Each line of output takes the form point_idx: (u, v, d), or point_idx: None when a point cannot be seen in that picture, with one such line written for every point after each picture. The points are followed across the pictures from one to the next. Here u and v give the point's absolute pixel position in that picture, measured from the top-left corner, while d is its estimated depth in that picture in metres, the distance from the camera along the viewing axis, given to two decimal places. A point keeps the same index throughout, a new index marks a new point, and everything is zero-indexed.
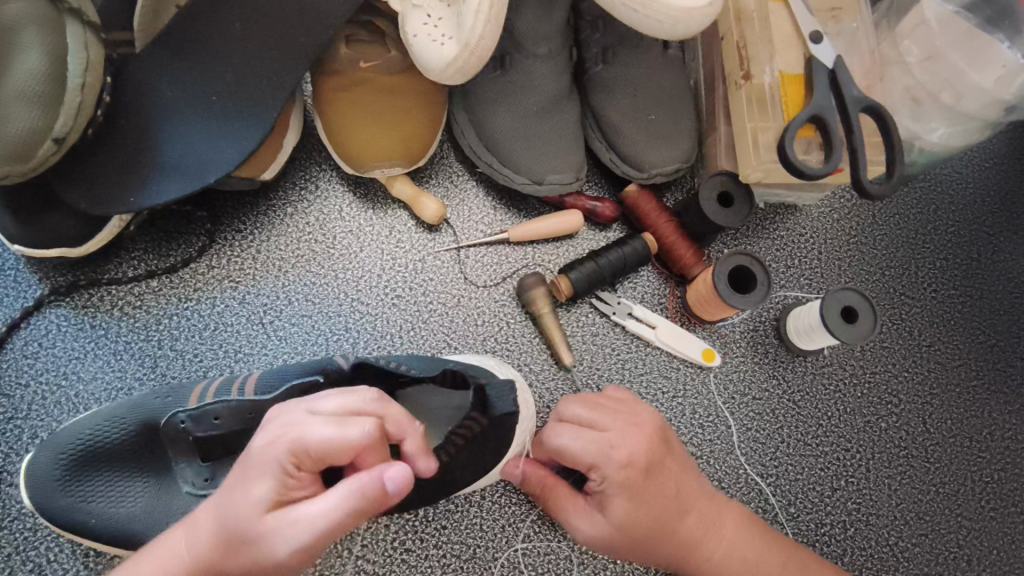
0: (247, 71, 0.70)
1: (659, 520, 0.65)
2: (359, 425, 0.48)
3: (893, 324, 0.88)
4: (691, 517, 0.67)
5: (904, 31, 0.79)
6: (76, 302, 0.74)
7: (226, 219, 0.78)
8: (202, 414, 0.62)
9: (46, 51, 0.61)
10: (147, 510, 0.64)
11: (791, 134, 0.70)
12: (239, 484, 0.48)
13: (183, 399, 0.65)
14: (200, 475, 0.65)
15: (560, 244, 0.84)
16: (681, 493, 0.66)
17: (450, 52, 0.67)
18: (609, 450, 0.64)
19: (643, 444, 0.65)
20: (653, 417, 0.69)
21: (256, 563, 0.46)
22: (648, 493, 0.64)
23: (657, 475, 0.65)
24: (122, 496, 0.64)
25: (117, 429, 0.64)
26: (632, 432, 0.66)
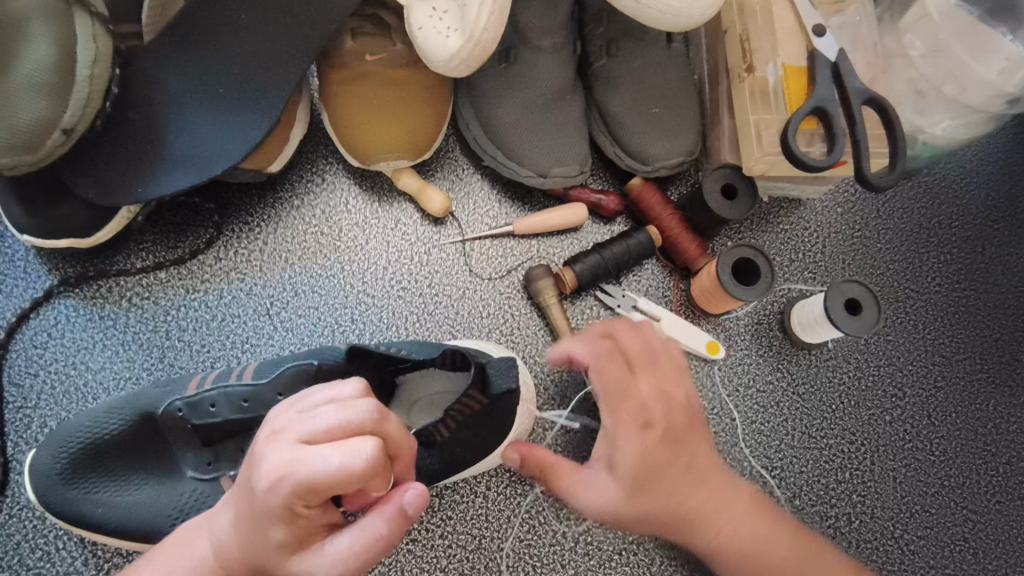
0: (255, 64, 0.71)
1: (667, 487, 0.63)
2: (360, 453, 0.44)
3: (898, 318, 0.88)
4: (700, 487, 0.64)
5: (906, 24, 0.80)
6: (86, 293, 0.74)
7: (233, 211, 0.78)
8: (199, 402, 0.63)
9: (56, 42, 0.63)
10: (152, 498, 0.64)
11: (793, 126, 0.70)
12: (257, 515, 0.48)
13: (182, 387, 0.66)
14: (203, 460, 0.66)
15: (564, 237, 0.84)
16: (696, 463, 0.64)
17: (455, 44, 0.67)
18: (639, 399, 0.63)
19: (665, 409, 0.64)
20: (685, 385, 0.66)
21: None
22: (661, 459, 0.62)
23: (674, 442, 0.63)
24: (127, 485, 0.65)
25: (118, 418, 0.64)
26: (655, 392, 0.64)
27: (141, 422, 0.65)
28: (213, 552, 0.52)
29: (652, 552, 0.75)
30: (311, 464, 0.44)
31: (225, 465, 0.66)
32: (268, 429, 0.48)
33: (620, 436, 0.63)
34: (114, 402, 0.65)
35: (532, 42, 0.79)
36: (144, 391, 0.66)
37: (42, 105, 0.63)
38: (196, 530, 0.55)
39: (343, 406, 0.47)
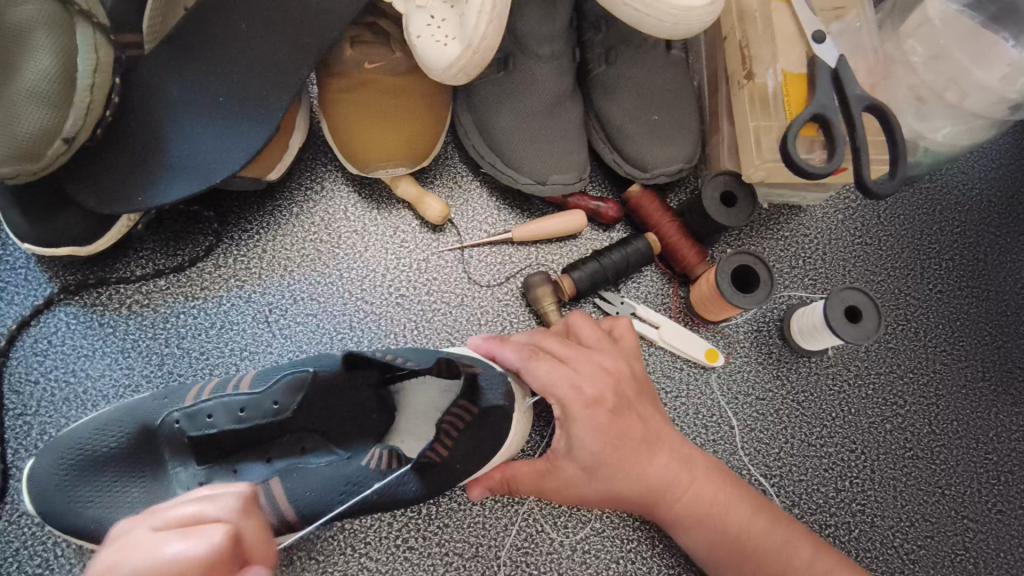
0: (253, 73, 0.71)
1: (628, 459, 0.64)
2: (212, 537, 0.40)
3: (899, 325, 0.88)
4: (659, 456, 0.65)
5: (907, 32, 0.79)
6: (86, 300, 0.75)
7: (232, 219, 0.79)
8: (196, 412, 0.64)
9: (58, 52, 0.63)
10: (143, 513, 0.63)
11: (792, 134, 0.70)
12: None
13: (179, 399, 0.66)
14: (196, 478, 0.65)
15: (563, 244, 0.84)
16: (649, 432, 0.66)
17: (453, 52, 0.67)
18: (577, 384, 0.63)
19: (611, 385, 0.65)
20: (622, 358, 0.69)
21: None
22: (618, 432, 0.63)
23: (624, 415, 0.64)
24: (119, 498, 0.63)
25: (112, 432, 0.64)
26: (597, 369, 0.65)
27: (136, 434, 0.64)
28: None
29: (650, 560, 0.75)
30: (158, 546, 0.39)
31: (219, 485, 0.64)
32: (113, 537, 0.42)
33: (573, 421, 0.62)
34: (109, 416, 0.65)
35: (531, 49, 0.79)
36: (136, 406, 0.66)
37: (45, 115, 0.63)
38: None
39: (212, 502, 0.45)
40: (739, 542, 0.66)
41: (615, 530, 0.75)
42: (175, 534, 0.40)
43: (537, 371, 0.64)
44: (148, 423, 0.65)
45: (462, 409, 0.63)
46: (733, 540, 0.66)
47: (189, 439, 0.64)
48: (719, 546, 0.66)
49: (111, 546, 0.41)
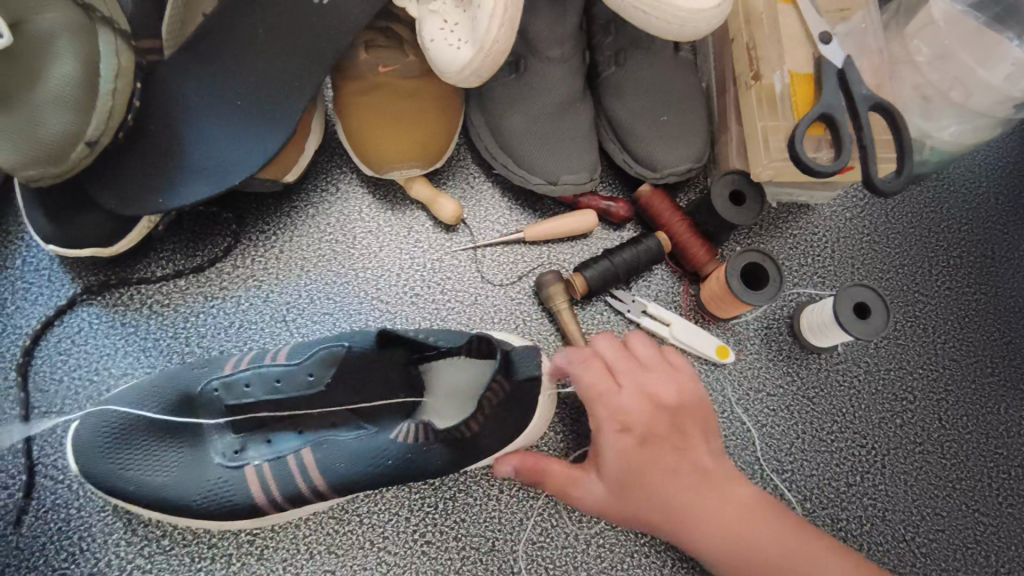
0: (271, 76, 0.73)
1: (652, 487, 0.65)
2: None
3: (907, 321, 0.89)
4: (688, 489, 0.65)
5: (912, 32, 0.81)
6: (108, 300, 0.76)
7: (250, 220, 0.80)
8: (234, 382, 0.66)
9: (80, 58, 0.65)
10: (183, 486, 0.64)
11: (801, 133, 0.71)
12: None
13: (218, 367, 0.68)
14: (230, 446, 0.67)
15: (574, 243, 0.85)
16: (685, 463, 0.65)
17: (466, 55, 0.69)
18: (611, 407, 0.67)
19: (651, 411, 0.66)
20: (675, 382, 0.69)
21: None
22: (641, 458, 0.65)
23: (655, 444, 0.66)
24: (162, 471, 0.65)
25: (153, 401, 0.66)
26: (641, 394, 0.67)
27: (171, 404, 0.66)
28: None
29: (664, 555, 0.76)
30: None
31: (252, 453, 0.67)
32: None
33: (602, 438, 0.66)
34: (148, 386, 0.67)
35: (541, 52, 0.80)
36: (175, 374, 0.68)
37: (67, 118, 0.65)
38: None
39: None
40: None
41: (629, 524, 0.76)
42: None
43: (583, 381, 0.68)
44: (188, 389, 0.67)
45: (498, 383, 0.64)
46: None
47: (226, 408, 0.66)
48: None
49: None
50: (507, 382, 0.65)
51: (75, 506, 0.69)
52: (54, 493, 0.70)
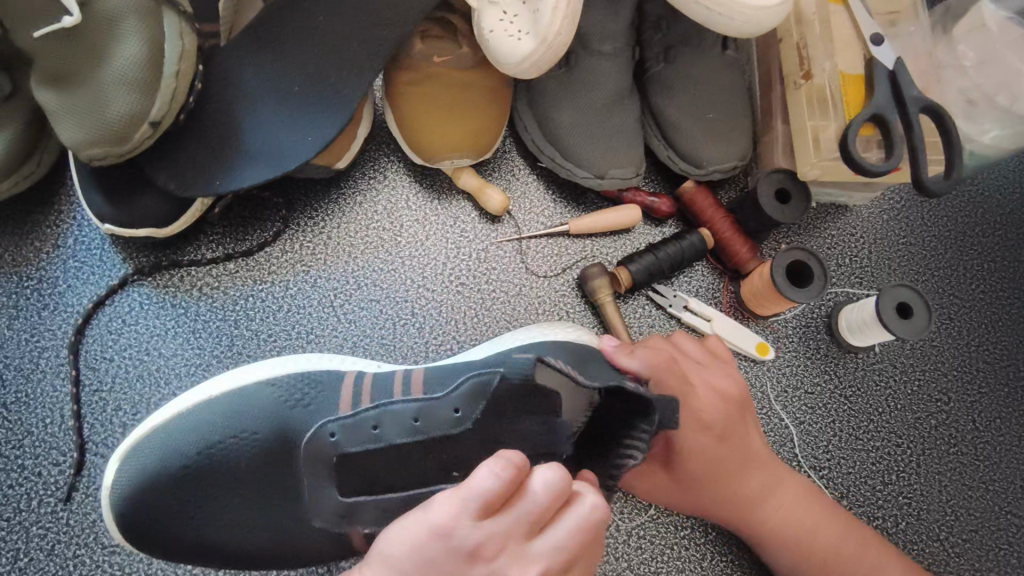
0: (329, 62, 0.73)
1: (722, 476, 0.69)
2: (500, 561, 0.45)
3: (943, 324, 0.90)
4: (752, 478, 0.69)
5: (959, 36, 0.82)
6: (159, 282, 0.76)
7: (299, 205, 0.81)
8: (360, 422, 0.63)
9: (146, 39, 0.66)
10: (262, 510, 0.64)
11: (852, 132, 0.72)
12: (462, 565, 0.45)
13: (333, 411, 0.66)
14: (335, 509, 0.62)
15: (617, 237, 0.86)
16: (751, 454, 0.70)
17: (527, 47, 0.69)
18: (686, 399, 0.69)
19: (722, 406, 0.70)
20: (732, 376, 0.73)
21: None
22: (715, 452, 0.68)
23: (731, 439, 0.69)
24: (243, 499, 0.64)
25: (247, 437, 0.65)
26: (713, 392, 0.70)
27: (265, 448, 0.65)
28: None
29: (704, 547, 0.77)
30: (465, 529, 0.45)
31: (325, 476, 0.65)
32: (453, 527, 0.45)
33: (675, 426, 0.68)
34: (232, 425, 0.65)
35: (593, 46, 0.81)
36: (272, 414, 0.66)
37: (133, 98, 0.65)
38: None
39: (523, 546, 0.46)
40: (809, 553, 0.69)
41: (670, 516, 0.77)
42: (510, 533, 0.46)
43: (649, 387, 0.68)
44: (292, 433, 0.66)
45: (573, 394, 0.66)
46: (808, 551, 0.69)
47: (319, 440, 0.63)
48: (798, 557, 0.69)
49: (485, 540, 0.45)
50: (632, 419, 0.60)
51: None
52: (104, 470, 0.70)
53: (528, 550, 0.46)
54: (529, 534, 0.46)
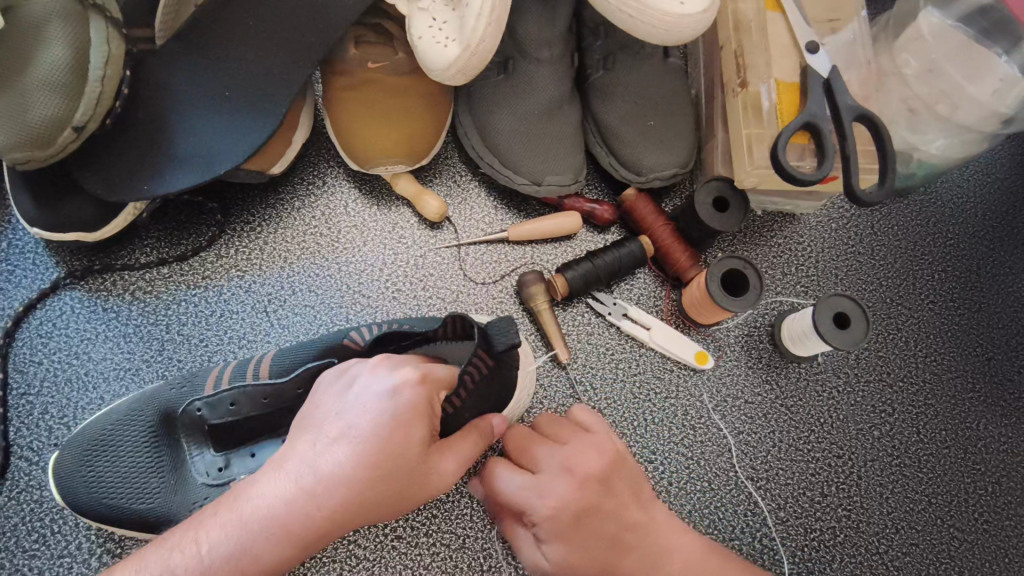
0: (259, 68, 0.73)
1: (596, 563, 0.63)
2: (390, 377, 0.58)
3: (889, 334, 0.89)
4: (630, 554, 0.64)
5: (902, 45, 0.81)
6: (91, 286, 0.77)
7: (235, 210, 0.81)
8: (219, 401, 0.66)
9: (70, 44, 0.66)
10: (166, 506, 0.66)
11: (783, 141, 0.71)
12: (362, 387, 0.58)
13: (199, 388, 0.69)
14: (214, 465, 0.69)
15: (558, 244, 0.86)
16: (625, 526, 0.64)
17: (452, 53, 0.69)
18: (538, 497, 0.64)
19: (575, 489, 0.64)
20: (596, 449, 0.66)
21: (377, 415, 0.56)
22: (581, 536, 0.63)
23: (595, 525, 0.63)
24: (145, 491, 0.66)
25: (137, 420, 0.68)
26: (564, 476, 0.64)
27: (156, 435, 0.67)
28: (331, 424, 0.57)
29: None
30: (358, 360, 0.61)
31: (237, 468, 0.69)
32: (346, 369, 0.61)
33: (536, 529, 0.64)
34: (127, 412, 0.68)
35: (531, 53, 0.81)
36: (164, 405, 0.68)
37: (55, 102, 0.66)
38: (326, 423, 0.57)
39: (409, 361, 0.61)
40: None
41: None
42: (393, 360, 0.61)
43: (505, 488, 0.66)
44: (172, 410, 0.68)
45: (481, 359, 0.61)
46: None
47: (210, 426, 0.67)
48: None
49: (376, 368, 0.59)
50: (488, 357, 0.62)
51: (47, 488, 0.70)
52: (29, 473, 0.70)
53: (407, 366, 0.60)
54: (408, 362, 0.61)
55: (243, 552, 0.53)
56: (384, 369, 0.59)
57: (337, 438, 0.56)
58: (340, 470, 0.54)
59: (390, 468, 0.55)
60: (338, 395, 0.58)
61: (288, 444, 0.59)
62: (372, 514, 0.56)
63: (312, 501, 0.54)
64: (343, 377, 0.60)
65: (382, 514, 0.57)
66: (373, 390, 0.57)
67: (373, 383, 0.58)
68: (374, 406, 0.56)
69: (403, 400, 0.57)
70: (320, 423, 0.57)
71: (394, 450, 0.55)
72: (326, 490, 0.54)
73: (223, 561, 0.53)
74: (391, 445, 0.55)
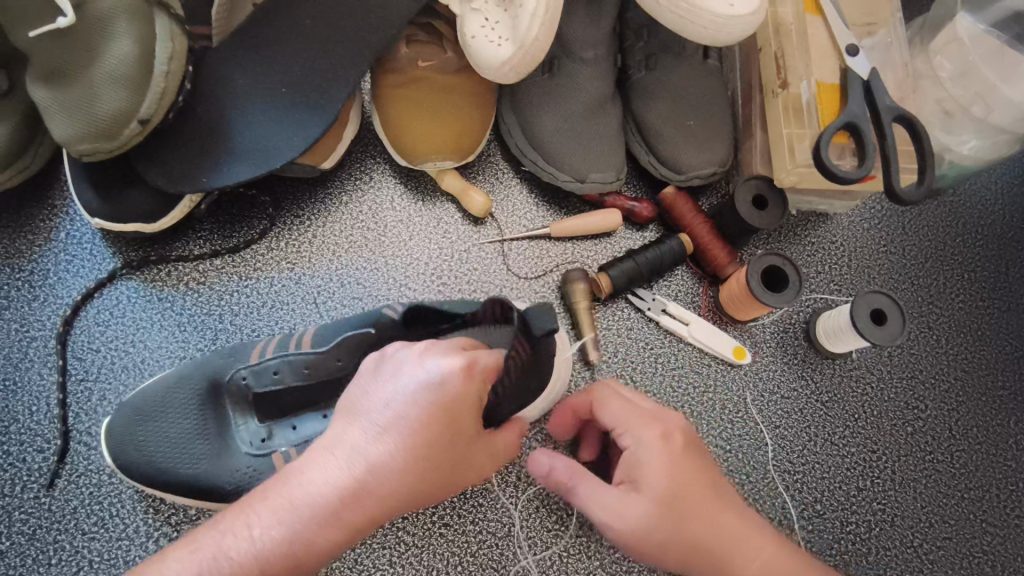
0: (315, 65, 0.75)
1: (687, 505, 0.60)
2: (440, 363, 0.57)
3: (921, 332, 0.90)
4: (721, 512, 0.62)
5: (937, 48, 0.83)
6: (147, 276, 0.79)
7: (285, 204, 0.83)
8: (264, 370, 0.69)
9: (137, 39, 0.68)
10: (209, 471, 0.67)
11: (825, 141, 0.73)
12: (410, 374, 0.58)
13: (246, 356, 0.71)
14: (257, 435, 0.70)
15: (598, 241, 0.88)
16: (717, 485, 0.63)
17: (506, 52, 0.72)
18: (649, 413, 0.65)
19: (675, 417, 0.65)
20: (669, 412, 0.66)
21: (424, 405, 0.56)
22: (689, 460, 0.62)
23: (693, 453, 0.63)
24: (189, 456, 0.68)
25: (186, 388, 0.70)
26: (665, 411, 0.66)
27: (203, 398, 0.69)
28: (380, 412, 0.57)
29: None
30: (406, 346, 0.61)
31: (278, 439, 0.70)
32: (392, 351, 0.61)
33: (645, 439, 0.62)
34: (180, 375, 0.71)
35: (576, 53, 0.83)
36: (212, 368, 0.71)
37: (123, 97, 0.67)
38: (374, 410, 0.57)
39: (454, 347, 0.61)
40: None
41: None
42: (438, 345, 0.60)
43: (594, 445, 0.77)
44: (221, 377, 0.71)
45: (519, 343, 0.61)
46: None
47: (255, 395, 0.70)
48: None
49: (422, 354, 0.59)
50: (525, 344, 0.61)
51: (107, 472, 0.71)
52: (88, 458, 0.72)
53: (452, 352, 0.60)
54: (451, 348, 0.61)
55: (292, 537, 0.53)
56: (430, 355, 0.59)
57: (387, 429, 0.56)
58: (391, 459, 0.55)
59: (439, 461, 0.57)
60: (386, 380, 0.58)
61: (332, 427, 0.59)
62: (420, 499, 0.58)
63: (363, 489, 0.54)
64: (389, 362, 0.60)
65: (429, 496, 0.59)
66: (420, 377, 0.57)
67: (421, 369, 0.58)
68: (422, 395, 0.57)
69: (451, 389, 0.57)
70: (369, 409, 0.58)
71: (443, 442, 0.57)
72: (377, 479, 0.55)
73: (274, 546, 0.53)
74: (440, 438, 0.56)
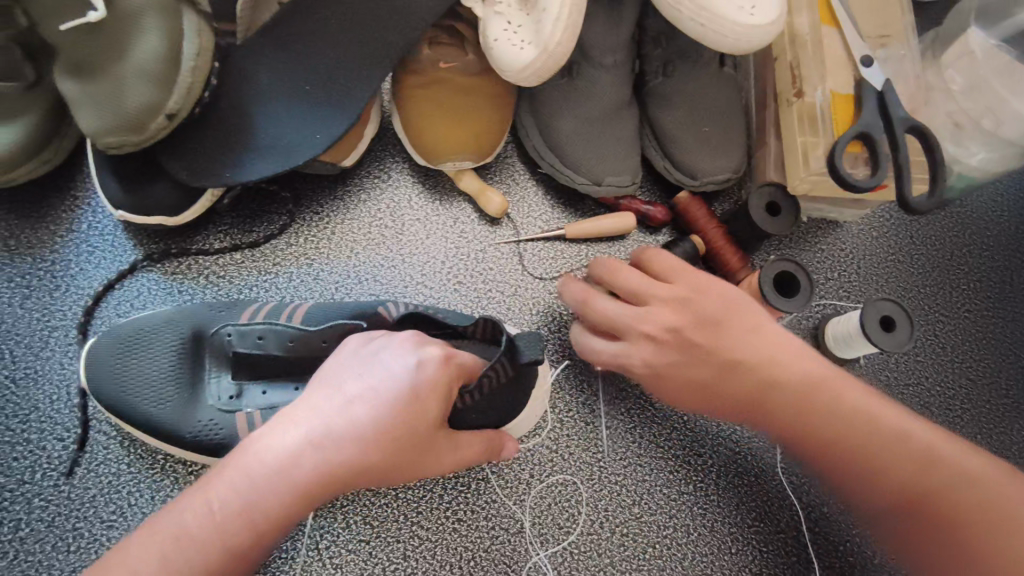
0: (340, 63, 0.76)
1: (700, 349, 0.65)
2: (421, 351, 0.60)
3: (928, 340, 0.92)
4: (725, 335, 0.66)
5: (948, 61, 0.85)
6: (167, 268, 0.79)
7: (305, 200, 0.84)
8: (249, 332, 0.70)
9: (166, 34, 0.69)
10: (173, 417, 0.69)
11: (841, 149, 0.74)
12: (389, 357, 0.60)
13: (235, 314, 0.73)
14: (226, 392, 0.72)
15: (612, 243, 0.89)
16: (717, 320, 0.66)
17: (528, 56, 0.73)
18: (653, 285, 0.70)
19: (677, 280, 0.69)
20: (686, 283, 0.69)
21: (398, 386, 0.58)
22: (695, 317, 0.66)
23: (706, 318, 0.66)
24: (158, 397, 0.70)
25: (169, 330, 0.72)
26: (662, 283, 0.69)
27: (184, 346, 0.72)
28: (352, 388, 0.58)
29: (685, 547, 0.78)
30: (389, 333, 0.63)
31: (247, 400, 0.71)
32: (374, 338, 0.63)
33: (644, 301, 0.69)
34: (167, 316, 0.73)
35: (595, 59, 0.84)
36: (197, 316, 0.74)
37: (151, 90, 0.68)
38: (346, 387, 0.58)
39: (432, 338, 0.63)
40: (911, 500, 0.59)
41: (653, 516, 0.79)
42: (418, 336, 0.63)
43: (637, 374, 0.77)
44: (204, 328, 0.73)
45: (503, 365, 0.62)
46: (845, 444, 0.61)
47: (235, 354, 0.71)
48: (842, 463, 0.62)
49: (403, 342, 0.61)
50: (510, 367, 0.64)
51: (126, 462, 0.72)
52: (107, 448, 0.73)
53: (431, 342, 0.62)
54: (429, 339, 0.63)
55: (248, 503, 0.53)
56: (411, 342, 0.61)
57: (358, 403, 0.57)
58: (354, 426, 0.56)
59: (404, 441, 0.57)
60: (363, 363, 0.60)
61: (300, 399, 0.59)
62: (377, 479, 0.57)
63: (326, 459, 0.54)
64: (368, 345, 0.62)
65: (381, 479, 0.58)
66: (399, 360, 0.59)
67: (399, 353, 0.60)
68: (398, 375, 0.58)
69: (429, 374, 0.59)
70: (343, 386, 0.58)
71: (411, 420, 0.57)
72: (340, 451, 0.55)
73: (230, 513, 0.52)
74: (409, 417, 0.57)
